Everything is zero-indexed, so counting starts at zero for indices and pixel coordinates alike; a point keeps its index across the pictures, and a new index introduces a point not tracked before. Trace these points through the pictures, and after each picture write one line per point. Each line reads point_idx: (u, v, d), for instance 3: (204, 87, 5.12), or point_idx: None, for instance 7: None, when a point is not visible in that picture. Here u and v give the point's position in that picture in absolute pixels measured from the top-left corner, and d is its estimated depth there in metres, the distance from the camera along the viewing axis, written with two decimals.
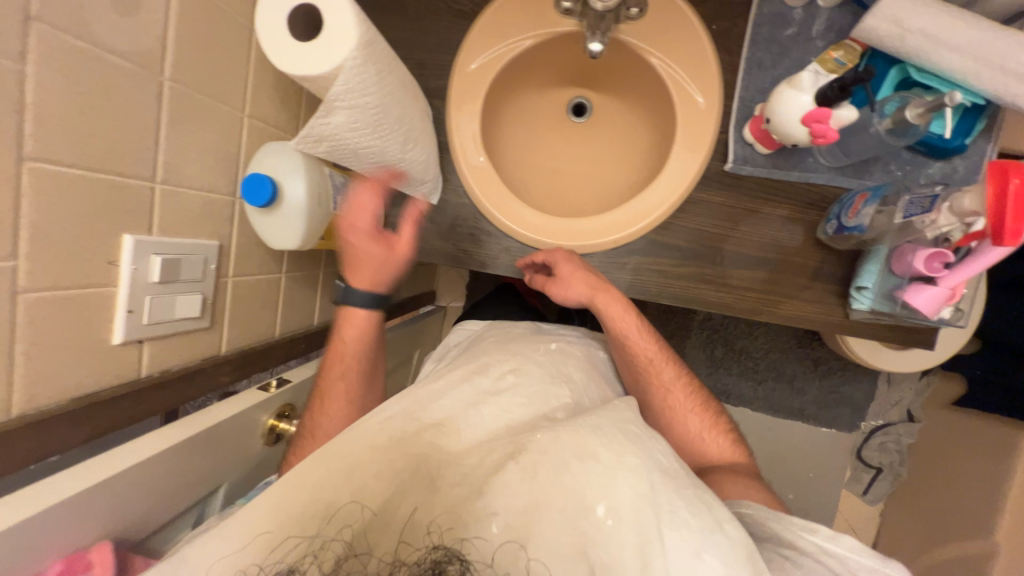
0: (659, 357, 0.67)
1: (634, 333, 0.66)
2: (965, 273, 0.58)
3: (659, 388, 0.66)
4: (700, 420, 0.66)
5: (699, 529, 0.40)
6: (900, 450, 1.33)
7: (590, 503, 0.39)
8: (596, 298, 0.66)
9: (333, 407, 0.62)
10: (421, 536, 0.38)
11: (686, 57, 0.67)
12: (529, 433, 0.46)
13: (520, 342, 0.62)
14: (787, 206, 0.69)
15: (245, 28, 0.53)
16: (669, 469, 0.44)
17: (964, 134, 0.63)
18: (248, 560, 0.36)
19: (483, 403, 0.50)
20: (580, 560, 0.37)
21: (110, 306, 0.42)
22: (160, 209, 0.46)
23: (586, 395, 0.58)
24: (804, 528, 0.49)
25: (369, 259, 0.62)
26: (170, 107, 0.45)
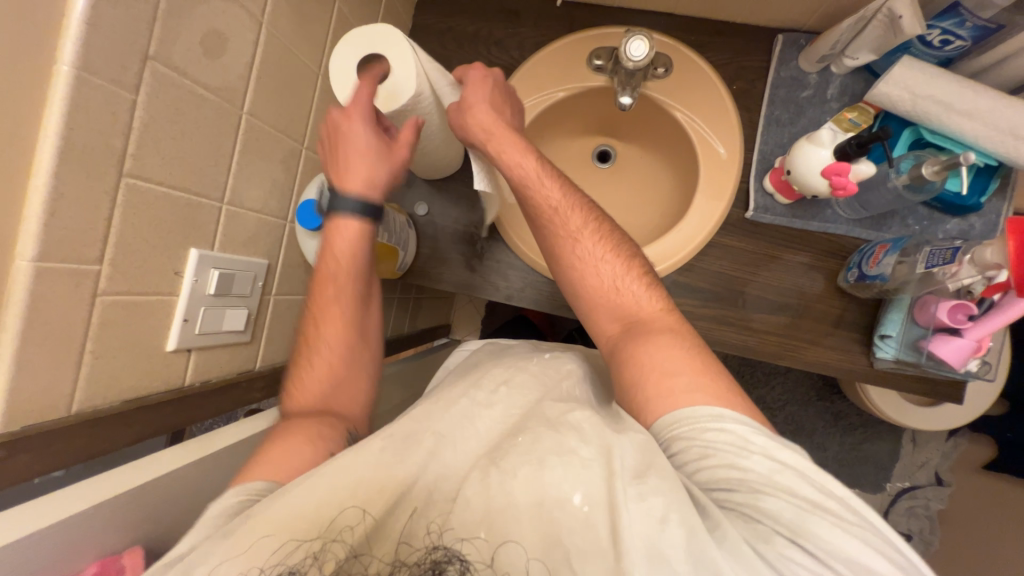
0: (562, 205, 0.58)
1: (536, 174, 0.58)
2: (989, 326, 0.60)
3: (566, 240, 0.57)
4: (617, 274, 0.56)
5: (670, 493, 0.37)
6: (930, 516, 1.26)
7: (566, 494, 0.38)
8: (491, 141, 0.57)
9: (329, 332, 0.60)
10: (421, 538, 0.37)
11: (708, 111, 0.72)
12: (509, 436, 0.43)
13: (512, 356, 0.57)
14: (807, 253, 0.71)
15: (314, 72, 0.59)
16: (643, 446, 0.41)
17: (979, 193, 0.65)
18: (249, 564, 0.35)
19: (479, 416, 0.45)
20: (554, 547, 0.36)
21: (170, 315, 0.45)
22: (223, 227, 0.49)
23: (577, 387, 0.52)
24: (713, 419, 0.42)
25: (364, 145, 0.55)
26: (244, 138, 0.49)
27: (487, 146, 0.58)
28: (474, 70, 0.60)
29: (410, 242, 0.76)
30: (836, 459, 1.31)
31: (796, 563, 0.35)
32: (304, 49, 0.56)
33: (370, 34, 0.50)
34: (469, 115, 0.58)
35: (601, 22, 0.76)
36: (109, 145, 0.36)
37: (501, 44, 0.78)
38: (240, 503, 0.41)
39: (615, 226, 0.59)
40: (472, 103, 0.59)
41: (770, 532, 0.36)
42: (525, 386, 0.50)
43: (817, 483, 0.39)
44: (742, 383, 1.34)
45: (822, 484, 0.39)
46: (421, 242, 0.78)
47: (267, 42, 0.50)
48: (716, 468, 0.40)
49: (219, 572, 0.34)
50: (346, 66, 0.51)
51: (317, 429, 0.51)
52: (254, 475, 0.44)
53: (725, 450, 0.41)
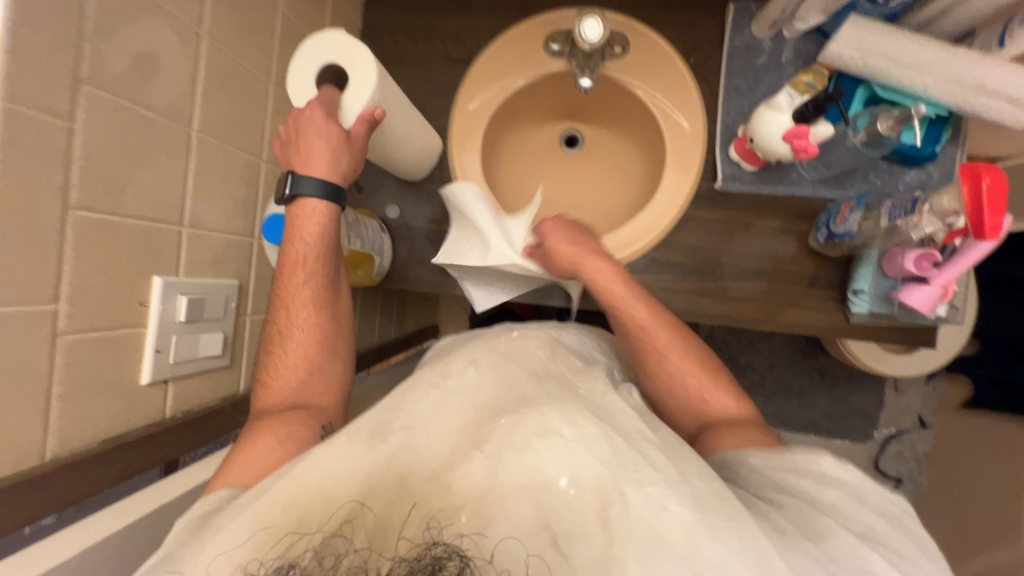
0: (650, 324, 0.64)
1: (626, 300, 0.65)
2: (954, 270, 0.61)
3: (654, 358, 0.64)
4: (701, 384, 0.62)
5: (666, 481, 0.38)
6: (915, 458, 1.34)
7: (551, 477, 0.39)
8: (583, 264, 0.66)
9: (301, 316, 0.57)
10: (421, 532, 0.37)
11: (669, 88, 0.73)
12: (491, 419, 0.44)
13: (482, 337, 0.59)
14: (778, 219, 0.73)
15: (265, 81, 0.57)
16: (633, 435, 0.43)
17: (933, 143, 0.67)
18: (247, 557, 0.35)
19: (449, 398, 0.46)
20: (541, 531, 0.37)
21: (139, 348, 0.44)
22: (186, 251, 0.48)
23: (550, 363, 0.55)
24: (770, 458, 0.49)
25: (316, 135, 0.52)
26: (197, 157, 0.48)
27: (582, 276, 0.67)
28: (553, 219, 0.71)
29: (387, 249, 0.75)
30: (825, 414, 1.36)
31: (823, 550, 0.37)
32: (251, 57, 0.54)
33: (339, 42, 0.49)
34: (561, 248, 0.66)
35: (554, 6, 0.75)
36: (49, 177, 0.35)
37: (456, 37, 0.78)
38: (204, 511, 0.40)
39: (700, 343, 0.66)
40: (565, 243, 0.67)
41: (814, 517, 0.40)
42: (494, 367, 0.50)
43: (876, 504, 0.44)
44: (729, 350, 1.38)
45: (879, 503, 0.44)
46: (397, 245, 0.77)
47: (211, 55, 0.48)
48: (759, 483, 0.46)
49: (215, 569, 0.34)
50: (305, 74, 0.51)
51: (286, 429, 0.50)
52: (217, 487, 0.43)
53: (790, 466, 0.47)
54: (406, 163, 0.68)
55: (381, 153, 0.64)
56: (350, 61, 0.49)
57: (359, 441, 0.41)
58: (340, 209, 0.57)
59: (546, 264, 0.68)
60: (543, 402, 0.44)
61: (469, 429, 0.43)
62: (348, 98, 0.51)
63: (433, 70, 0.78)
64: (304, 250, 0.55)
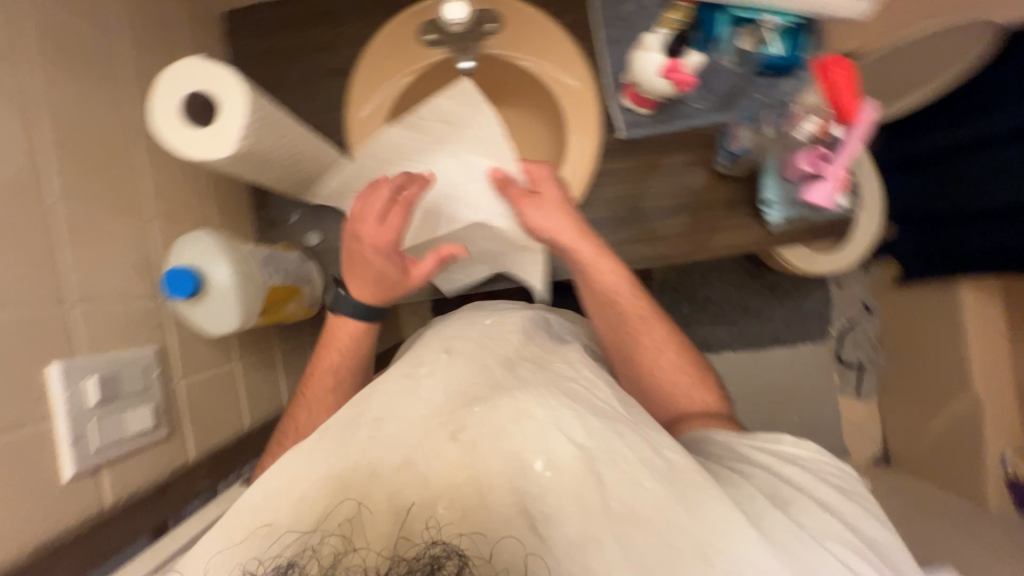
0: (643, 317, 0.65)
1: (620, 289, 0.65)
2: (843, 158, 0.66)
3: (642, 350, 0.65)
4: (685, 379, 0.64)
5: (641, 462, 0.39)
6: (871, 343, 1.44)
7: (527, 461, 0.38)
8: (579, 245, 0.63)
9: (303, 420, 0.59)
10: (420, 531, 0.35)
11: (551, 51, 0.74)
12: (465, 406, 0.42)
13: (456, 325, 0.60)
14: (685, 152, 0.76)
15: (130, 133, 0.54)
16: (602, 417, 0.43)
17: (798, 50, 0.69)
18: (248, 557, 0.35)
19: (418, 385, 0.44)
20: (519, 514, 0.36)
21: (54, 442, 0.41)
22: (82, 331, 0.45)
23: (527, 347, 0.56)
24: (748, 441, 0.52)
25: (381, 270, 0.60)
26: (67, 228, 0.45)
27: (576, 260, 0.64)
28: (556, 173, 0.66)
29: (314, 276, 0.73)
30: (784, 325, 1.44)
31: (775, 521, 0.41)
32: (104, 112, 0.51)
33: (201, 71, 0.47)
34: (554, 217, 0.63)
35: None
36: None
37: (331, 48, 0.76)
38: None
39: (687, 341, 0.68)
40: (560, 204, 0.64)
41: (773, 483, 0.46)
42: (468, 354, 0.50)
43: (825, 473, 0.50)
44: (686, 290, 1.44)
45: (823, 469, 0.51)
46: (327, 270, 0.75)
47: (52, 118, 0.45)
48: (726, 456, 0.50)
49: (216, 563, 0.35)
50: (169, 111, 0.48)
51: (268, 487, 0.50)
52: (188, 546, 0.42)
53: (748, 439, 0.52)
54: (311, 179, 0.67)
55: (281, 177, 0.62)
56: (216, 87, 0.47)
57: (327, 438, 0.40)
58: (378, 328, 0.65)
59: (527, 203, 0.62)
60: (519, 388, 0.44)
61: (440, 417, 0.40)
62: (220, 125, 0.48)
63: (318, 86, 0.76)
64: (339, 360, 0.63)
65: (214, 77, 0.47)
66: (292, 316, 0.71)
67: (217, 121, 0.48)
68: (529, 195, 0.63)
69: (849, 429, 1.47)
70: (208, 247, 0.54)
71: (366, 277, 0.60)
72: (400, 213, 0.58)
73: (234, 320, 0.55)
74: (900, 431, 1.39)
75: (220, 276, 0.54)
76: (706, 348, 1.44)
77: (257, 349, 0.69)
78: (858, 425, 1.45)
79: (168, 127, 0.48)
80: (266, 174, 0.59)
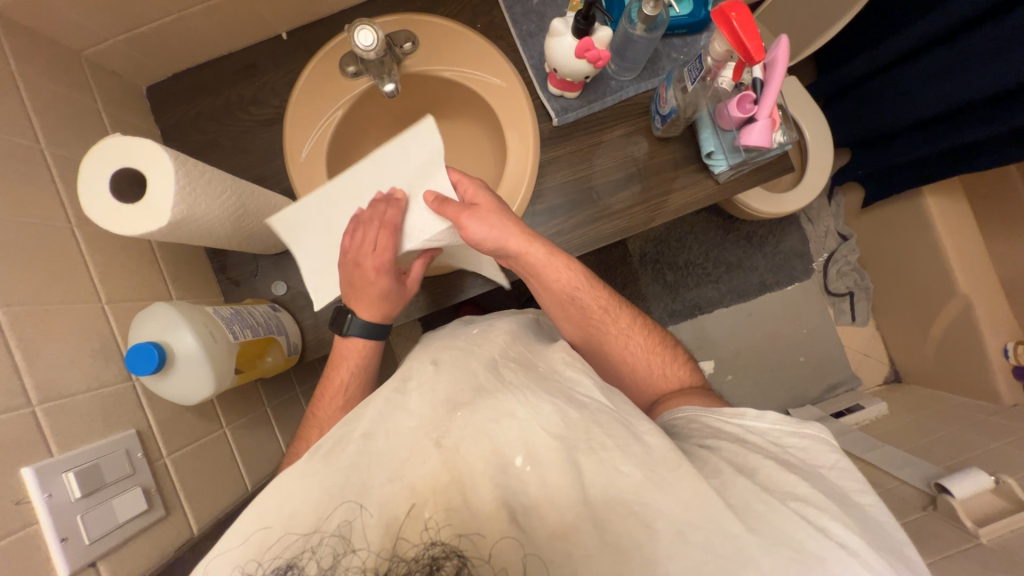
0: (604, 310, 0.67)
1: (579, 286, 0.66)
2: (771, 97, 0.65)
3: (609, 341, 0.67)
4: (655, 359, 0.67)
5: (618, 446, 0.39)
6: (854, 269, 1.44)
7: (508, 457, 0.39)
8: (530, 252, 0.63)
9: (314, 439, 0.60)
10: (419, 532, 0.36)
11: (470, 58, 0.75)
12: (448, 413, 0.42)
13: (442, 339, 0.60)
14: (621, 125, 0.77)
15: (66, 225, 0.54)
16: (579, 409, 0.43)
17: (704, 6, 0.73)
18: (247, 558, 0.34)
19: (407, 401, 0.44)
20: (500, 510, 0.36)
21: (42, 544, 0.40)
22: (52, 428, 0.44)
23: (510, 346, 0.56)
24: (734, 416, 0.50)
25: (385, 292, 0.64)
26: (16, 330, 0.44)
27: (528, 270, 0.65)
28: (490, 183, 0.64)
29: (289, 325, 0.72)
30: (768, 270, 1.45)
31: (744, 483, 0.40)
32: (34, 209, 0.51)
33: (129, 147, 0.48)
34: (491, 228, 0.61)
35: (334, 34, 0.76)
36: None
37: (257, 101, 0.77)
38: None
39: (654, 322, 0.70)
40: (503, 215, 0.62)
41: (744, 454, 0.44)
42: (455, 363, 0.49)
43: (807, 446, 0.46)
44: (666, 258, 1.45)
45: (805, 442, 0.46)
46: (300, 316, 0.75)
47: None
48: (702, 433, 0.49)
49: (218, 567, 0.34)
50: (99, 191, 0.48)
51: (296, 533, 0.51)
52: None
53: (714, 412, 0.52)
54: (262, 233, 0.67)
55: (233, 235, 0.62)
56: (141, 159, 0.48)
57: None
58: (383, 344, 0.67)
59: (468, 219, 0.59)
60: (502, 387, 0.44)
61: (428, 427, 0.41)
62: (152, 195, 0.48)
63: (253, 140, 0.77)
64: (349, 379, 0.65)
65: (142, 151, 0.48)
66: (273, 368, 0.70)
67: (147, 196, 0.48)
68: (467, 210, 0.59)
69: (855, 357, 1.47)
70: (171, 318, 0.54)
71: (370, 295, 0.63)
72: (388, 232, 0.60)
73: (209, 383, 0.55)
74: (903, 349, 1.40)
75: (187, 343, 0.54)
76: (698, 310, 1.45)
77: (244, 410, 0.69)
78: (862, 352, 1.46)
79: (98, 208, 0.48)
80: (215, 236, 0.59)
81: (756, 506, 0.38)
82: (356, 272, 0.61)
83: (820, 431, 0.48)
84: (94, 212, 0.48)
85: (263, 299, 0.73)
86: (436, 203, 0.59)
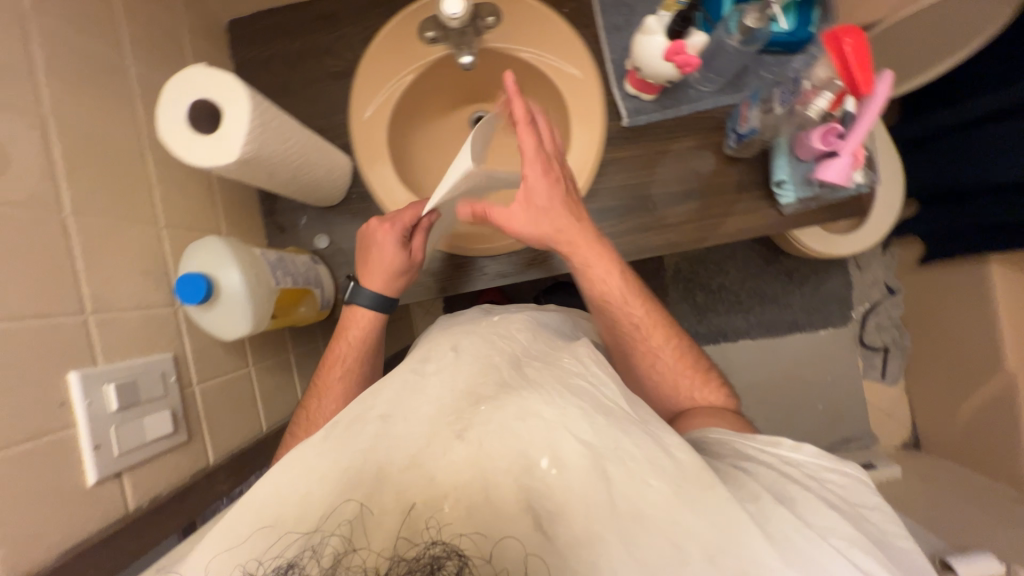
0: (642, 318, 0.66)
1: (618, 293, 0.65)
2: (858, 134, 0.61)
3: (641, 350, 0.66)
4: (688, 376, 0.65)
5: (647, 459, 0.38)
6: (895, 325, 1.39)
7: (533, 459, 0.38)
8: (575, 250, 0.63)
9: (329, 410, 0.63)
10: (420, 532, 0.35)
11: (551, 42, 0.73)
12: (471, 406, 0.41)
13: (460, 325, 0.59)
14: (691, 137, 0.74)
15: (138, 145, 0.55)
16: (606, 410, 0.42)
17: (806, 25, 0.70)
18: (246, 558, 0.34)
19: (425, 384, 0.43)
20: (524, 513, 0.36)
21: (77, 448, 0.42)
22: (100, 339, 0.46)
23: (532, 344, 0.55)
24: (772, 446, 0.47)
25: (387, 261, 0.65)
26: (81, 239, 0.46)
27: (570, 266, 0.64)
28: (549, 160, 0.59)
29: (325, 279, 0.73)
30: (803, 310, 1.41)
31: (784, 520, 0.37)
32: (113, 124, 0.52)
33: (210, 78, 0.48)
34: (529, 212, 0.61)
35: None
36: None
37: (332, 52, 0.76)
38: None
39: (692, 341, 0.68)
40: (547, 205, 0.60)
41: (780, 483, 0.42)
42: (475, 351, 0.49)
43: (845, 485, 0.44)
44: (700, 279, 1.42)
45: (844, 479, 0.44)
46: (337, 271, 0.76)
47: (63, 132, 0.46)
48: (732, 455, 0.46)
49: (214, 567, 0.34)
50: (175, 117, 0.48)
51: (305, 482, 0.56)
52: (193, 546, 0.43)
53: (754, 437, 0.48)
54: (317, 185, 0.67)
55: (290, 182, 0.63)
56: (219, 92, 0.48)
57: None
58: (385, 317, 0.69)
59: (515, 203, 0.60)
60: (524, 386, 0.43)
61: (450, 416, 0.41)
62: (225, 129, 0.49)
63: (320, 90, 0.77)
64: (348, 350, 0.67)
65: (222, 84, 0.48)
66: (305, 319, 0.71)
67: (221, 129, 0.49)
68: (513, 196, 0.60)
69: (876, 415, 1.42)
70: (219, 253, 0.55)
71: (375, 264, 0.66)
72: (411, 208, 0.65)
73: (247, 322, 0.56)
74: (930, 416, 1.35)
75: (232, 280, 0.55)
76: (722, 337, 1.42)
77: (271, 352, 0.70)
78: (884, 411, 1.41)
79: (174, 134, 0.48)
80: (277, 180, 0.60)
81: (798, 546, 0.36)
82: (369, 238, 0.66)
83: (860, 472, 0.46)
84: (169, 137, 0.48)
85: (304, 249, 0.74)
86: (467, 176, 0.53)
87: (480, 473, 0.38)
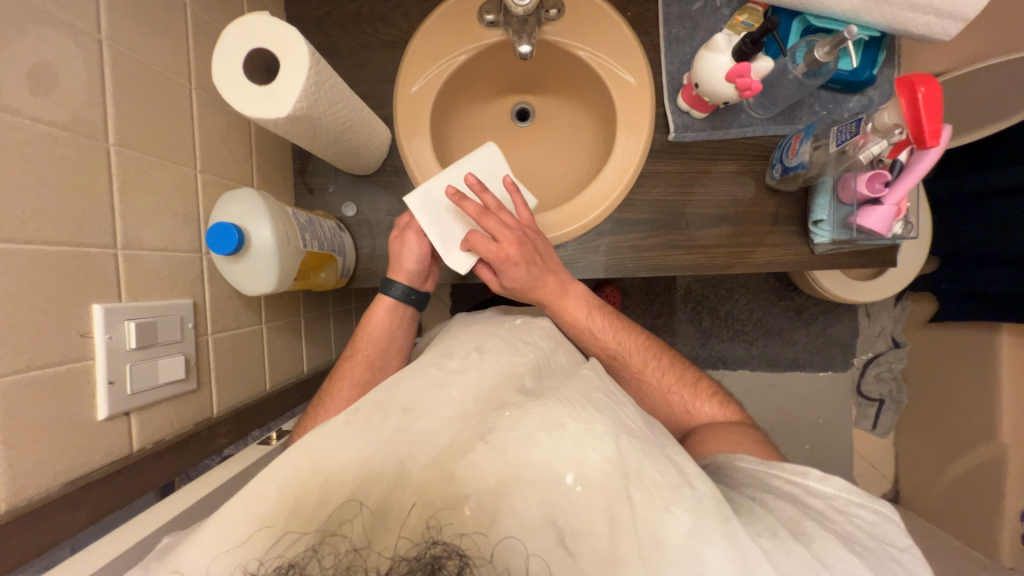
0: (625, 351, 0.66)
1: (595, 329, 0.66)
2: (904, 186, 0.61)
3: (633, 379, 0.66)
4: (681, 392, 0.65)
5: (667, 485, 0.39)
6: (895, 378, 1.38)
7: (558, 473, 0.38)
8: (556, 300, 0.66)
9: (341, 393, 0.62)
10: (421, 530, 0.34)
11: (610, 45, 0.71)
12: (494, 411, 0.43)
13: (486, 323, 0.61)
14: (735, 161, 0.73)
15: (185, 85, 0.54)
16: (635, 431, 0.44)
17: (870, 67, 0.68)
18: (248, 556, 0.33)
19: (448, 382, 0.46)
20: (547, 528, 0.35)
21: (91, 382, 0.42)
22: (126, 276, 0.45)
23: (554, 356, 0.56)
24: (800, 475, 0.47)
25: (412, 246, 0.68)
26: (120, 174, 0.45)
27: (553, 303, 0.66)
28: (506, 254, 0.62)
29: (348, 247, 0.72)
30: (806, 350, 1.40)
31: (797, 556, 0.37)
32: (164, 62, 0.51)
33: (271, 28, 0.47)
34: (511, 275, 0.64)
35: None
36: None
37: (387, 20, 0.75)
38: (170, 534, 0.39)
39: (681, 358, 0.68)
40: (510, 282, 0.64)
41: (796, 519, 0.42)
42: (497, 354, 0.52)
43: (875, 523, 0.44)
44: (709, 303, 1.41)
45: (874, 517, 0.44)
46: (359, 242, 0.75)
47: (116, 62, 0.45)
48: (753, 485, 0.48)
49: (218, 565, 0.32)
50: (231, 62, 0.47)
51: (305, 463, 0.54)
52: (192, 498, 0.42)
53: (778, 466, 0.49)
54: (355, 153, 0.66)
55: (333, 147, 0.62)
56: (281, 44, 0.47)
57: (352, 421, 0.40)
58: (409, 309, 0.70)
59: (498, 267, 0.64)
60: (548, 398, 0.45)
61: (472, 422, 0.42)
62: (279, 83, 0.48)
63: (368, 57, 0.76)
64: (369, 334, 0.67)
65: (280, 36, 0.47)
66: (322, 285, 0.70)
67: (276, 82, 0.48)
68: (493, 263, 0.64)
69: (860, 464, 1.43)
70: (252, 206, 0.54)
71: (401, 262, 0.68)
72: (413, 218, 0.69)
73: (271, 281, 0.56)
74: (913, 473, 1.35)
75: (263, 233, 0.54)
76: (722, 364, 1.42)
77: (283, 313, 0.70)
78: (869, 461, 1.41)
79: (226, 78, 0.47)
80: (320, 143, 0.59)
81: None
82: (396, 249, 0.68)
83: (891, 510, 0.45)
84: (220, 81, 0.47)
85: (329, 214, 0.73)
86: (460, 203, 0.61)
87: (501, 477, 0.37)
